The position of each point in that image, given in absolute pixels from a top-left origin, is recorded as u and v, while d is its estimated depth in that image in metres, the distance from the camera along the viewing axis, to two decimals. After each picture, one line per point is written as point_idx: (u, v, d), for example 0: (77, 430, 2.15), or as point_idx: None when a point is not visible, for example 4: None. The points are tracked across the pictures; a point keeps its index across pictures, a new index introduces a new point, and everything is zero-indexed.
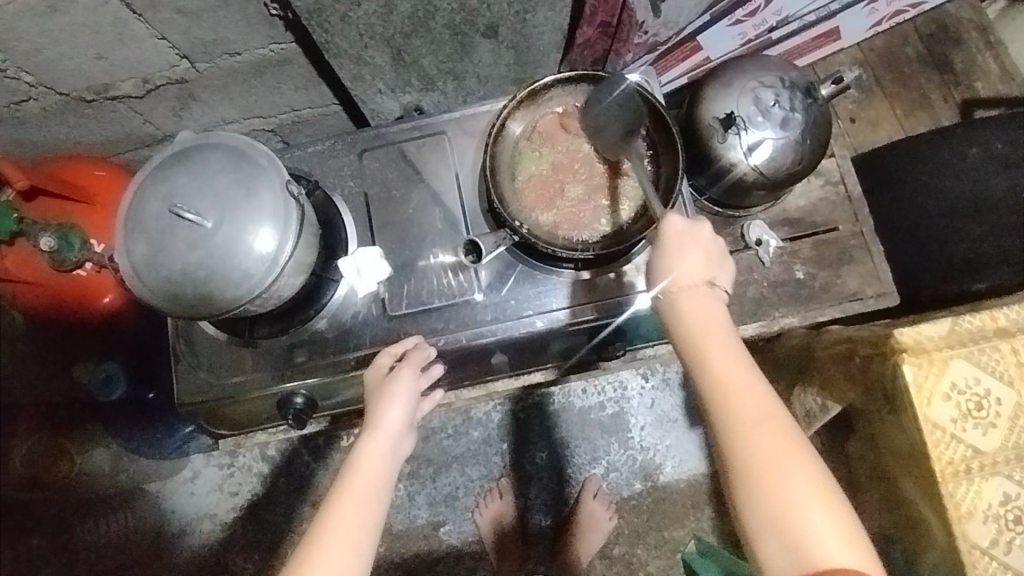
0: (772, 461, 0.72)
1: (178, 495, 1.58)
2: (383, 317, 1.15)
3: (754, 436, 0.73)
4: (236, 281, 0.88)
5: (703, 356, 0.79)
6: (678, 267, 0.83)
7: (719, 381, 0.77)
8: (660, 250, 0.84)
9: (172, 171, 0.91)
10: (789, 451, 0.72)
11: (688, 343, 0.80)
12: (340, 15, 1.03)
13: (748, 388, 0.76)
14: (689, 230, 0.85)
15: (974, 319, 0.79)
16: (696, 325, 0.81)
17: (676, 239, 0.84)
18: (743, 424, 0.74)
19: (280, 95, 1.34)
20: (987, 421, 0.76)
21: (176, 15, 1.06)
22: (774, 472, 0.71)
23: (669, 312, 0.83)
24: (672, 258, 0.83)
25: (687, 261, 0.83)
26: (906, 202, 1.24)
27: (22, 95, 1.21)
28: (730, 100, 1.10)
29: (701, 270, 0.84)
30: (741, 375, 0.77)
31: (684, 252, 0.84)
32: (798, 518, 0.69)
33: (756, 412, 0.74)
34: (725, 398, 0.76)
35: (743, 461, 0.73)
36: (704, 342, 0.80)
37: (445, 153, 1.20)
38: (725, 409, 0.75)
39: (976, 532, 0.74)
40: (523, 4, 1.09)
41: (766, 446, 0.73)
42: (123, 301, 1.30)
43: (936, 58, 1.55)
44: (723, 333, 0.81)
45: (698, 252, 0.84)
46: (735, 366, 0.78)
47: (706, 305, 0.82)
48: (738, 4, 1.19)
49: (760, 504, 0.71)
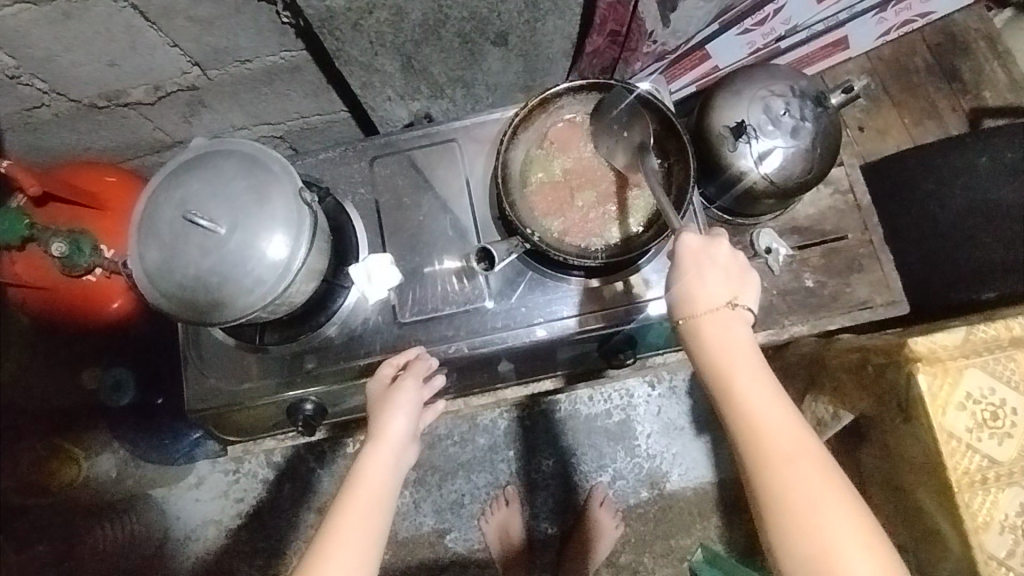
0: (804, 491, 0.72)
1: (182, 501, 1.57)
2: (393, 324, 1.15)
3: (784, 465, 0.74)
4: (249, 287, 0.88)
5: (730, 383, 0.79)
6: (699, 292, 0.83)
7: (745, 409, 0.78)
8: (677, 276, 0.84)
9: (186, 177, 0.92)
10: (820, 480, 0.73)
11: (713, 370, 0.81)
12: (352, 23, 1.03)
13: (773, 412, 0.77)
14: (709, 253, 0.84)
15: (988, 328, 0.79)
16: (721, 351, 0.81)
17: (692, 259, 0.83)
18: (772, 454, 0.75)
19: (290, 102, 1.34)
20: (1003, 431, 0.76)
21: (189, 22, 1.07)
22: (805, 502, 0.72)
23: (693, 340, 0.83)
24: (693, 283, 0.83)
25: (709, 286, 0.83)
26: (916, 210, 1.24)
27: (35, 101, 1.22)
28: (740, 108, 1.10)
29: (722, 291, 0.83)
30: (770, 404, 0.78)
31: (703, 276, 0.83)
32: (831, 549, 0.70)
33: (785, 441, 0.75)
34: (754, 427, 0.77)
35: (772, 490, 0.73)
36: (729, 367, 0.80)
37: (455, 160, 1.20)
38: (754, 438, 0.76)
39: (992, 542, 0.74)
40: (533, 12, 1.09)
41: (797, 476, 0.73)
42: (130, 307, 1.28)
43: (944, 67, 1.55)
44: (749, 358, 0.81)
45: (718, 275, 0.83)
46: (762, 393, 0.79)
47: (730, 331, 0.82)
48: (748, 14, 1.20)
49: (792, 533, 0.72)
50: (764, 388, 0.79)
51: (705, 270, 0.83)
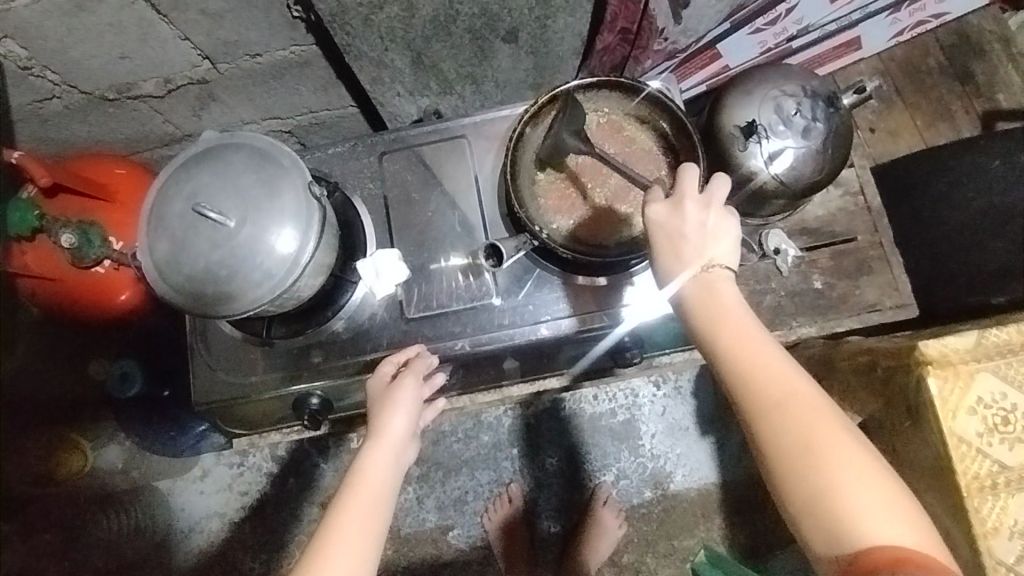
0: (804, 438, 0.71)
1: (186, 494, 1.59)
2: (400, 320, 1.15)
3: (782, 414, 0.73)
4: (257, 281, 0.88)
5: (717, 339, 0.77)
6: (675, 257, 0.81)
7: (738, 363, 0.76)
8: (654, 243, 0.83)
9: (196, 170, 0.92)
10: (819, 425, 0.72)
11: (702, 331, 0.79)
12: (363, 18, 1.03)
13: (766, 361, 0.75)
14: (679, 218, 0.83)
15: (1001, 332, 0.78)
16: (707, 312, 0.79)
17: (664, 225, 0.83)
18: (769, 404, 0.73)
19: (300, 96, 1.34)
20: (1014, 436, 0.75)
21: (201, 16, 1.07)
22: (807, 450, 0.71)
23: (677, 302, 0.81)
24: (666, 251, 0.81)
25: (683, 247, 0.81)
26: (927, 212, 1.24)
27: (47, 94, 1.22)
28: (751, 107, 1.10)
29: (699, 249, 0.80)
30: (761, 354, 0.76)
31: (677, 236, 0.82)
32: (840, 494, 0.69)
33: (780, 389, 0.74)
34: (746, 381, 0.75)
35: (773, 441, 0.73)
36: (716, 325, 0.78)
37: (464, 157, 1.20)
38: (747, 390, 0.75)
39: (1001, 548, 0.74)
40: (544, 10, 1.09)
41: (796, 426, 0.72)
42: (138, 301, 1.28)
43: (957, 69, 1.54)
44: (734, 312, 0.78)
45: (693, 234, 0.81)
46: (751, 344, 0.77)
47: (714, 290, 0.80)
48: (759, 14, 1.20)
49: (798, 481, 0.71)
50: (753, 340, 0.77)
51: (678, 234, 0.82)
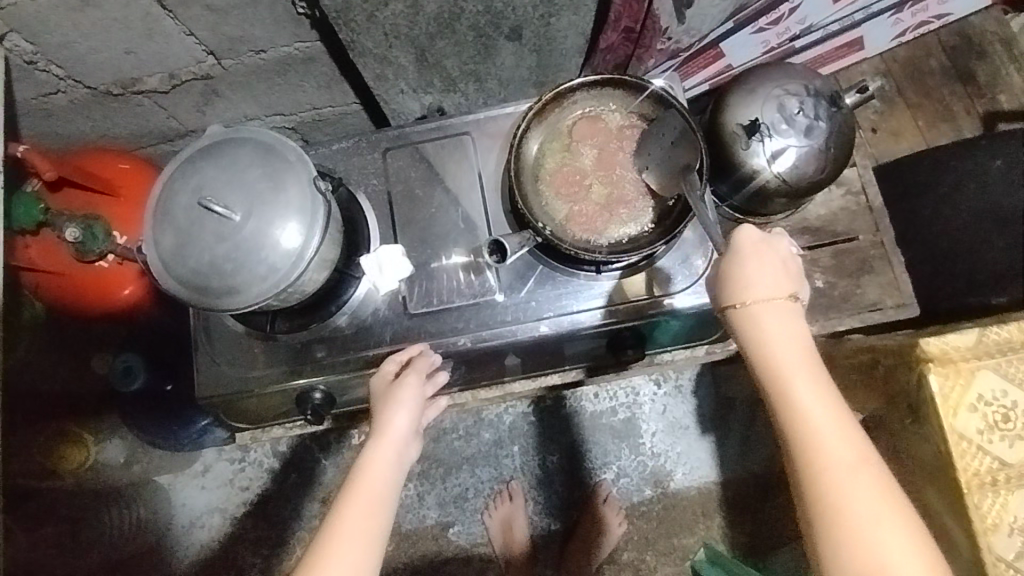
0: (861, 507, 0.70)
1: (188, 489, 1.63)
2: (402, 316, 1.15)
3: (844, 477, 0.72)
4: (262, 274, 0.89)
5: (783, 381, 0.78)
6: (753, 282, 0.81)
7: (799, 412, 0.76)
8: (733, 261, 0.83)
9: (202, 163, 0.92)
10: (880, 497, 0.71)
11: (769, 366, 0.79)
12: (367, 15, 1.03)
13: (828, 417, 0.75)
14: (767, 249, 0.83)
15: (1001, 330, 0.78)
16: (775, 345, 0.79)
17: (750, 251, 0.83)
18: (833, 468, 0.73)
19: (304, 93, 1.35)
20: (1014, 433, 0.76)
21: (206, 12, 1.07)
22: (863, 519, 0.70)
23: (744, 326, 0.81)
24: (747, 274, 0.81)
25: (766, 276, 0.81)
26: (929, 213, 1.24)
27: (51, 88, 1.22)
28: (754, 106, 1.10)
29: (780, 285, 0.81)
30: (826, 412, 0.75)
31: (761, 264, 0.82)
32: (885, 569, 0.67)
33: (846, 454, 0.73)
34: (808, 436, 0.75)
35: (828, 503, 0.71)
36: (785, 366, 0.78)
37: (468, 154, 1.20)
38: (807, 448, 0.74)
39: (1001, 544, 0.74)
40: (548, 8, 1.09)
41: (850, 485, 0.71)
42: (142, 295, 1.28)
43: (959, 70, 1.54)
44: (809, 361, 0.79)
45: (775, 270, 0.82)
46: (820, 399, 0.76)
47: (787, 327, 0.80)
48: (762, 13, 1.20)
49: (841, 545, 0.70)
50: (822, 396, 0.77)
51: (763, 265, 0.82)
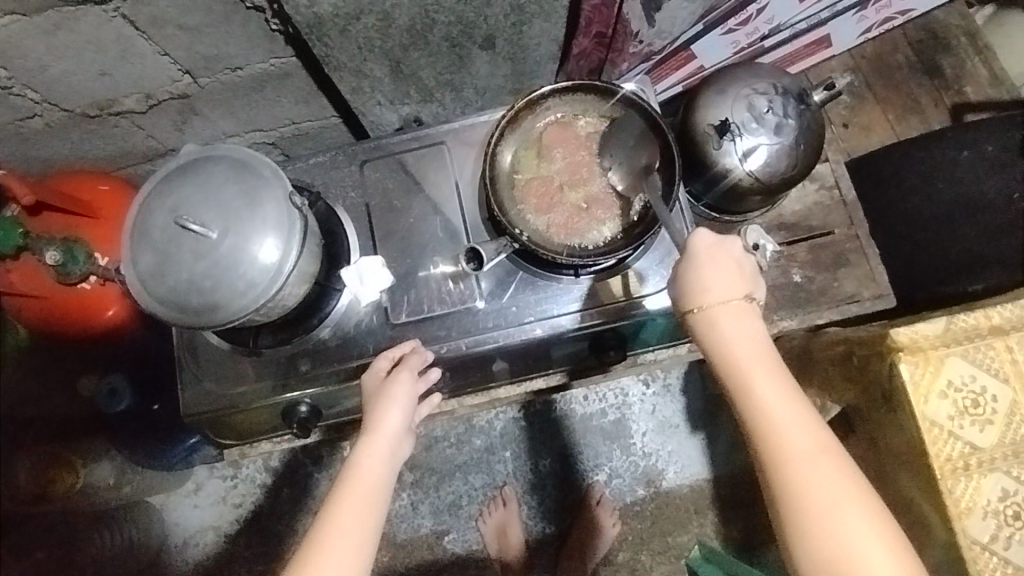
0: (824, 498, 0.71)
1: (179, 507, 1.62)
2: (385, 326, 1.16)
3: (807, 470, 0.73)
4: (241, 290, 0.89)
5: (743, 380, 0.79)
6: (708, 284, 0.83)
7: (759, 408, 0.77)
8: (689, 265, 0.84)
9: (177, 183, 0.93)
10: (842, 487, 0.72)
11: (728, 366, 0.80)
12: (340, 29, 1.04)
13: (789, 412, 0.76)
14: (723, 249, 0.85)
15: (968, 317, 0.80)
16: (732, 345, 0.81)
17: (704, 252, 0.84)
18: (795, 462, 0.73)
19: (282, 108, 1.36)
20: (984, 418, 0.77)
21: (180, 31, 1.08)
22: (828, 510, 0.71)
23: (703, 329, 0.83)
24: (701, 277, 0.83)
25: (720, 277, 0.83)
26: (902, 205, 1.26)
27: (27, 112, 1.23)
28: (724, 106, 1.11)
29: (734, 285, 0.83)
30: (786, 408, 0.76)
31: (716, 265, 0.83)
32: (848, 557, 0.69)
33: (807, 446, 0.74)
34: (771, 433, 0.75)
35: (793, 497, 0.72)
36: (743, 364, 0.80)
37: (445, 163, 1.21)
38: (772, 444, 0.75)
39: (975, 527, 0.75)
40: (519, 16, 1.11)
41: (812, 478, 0.72)
42: (125, 315, 1.30)
43: (926, 64, 1.57)
44: (767, 358, 0.80)
45: (730, 270, 0.84)
46: (781, 396, 0.77)
47: (744, 327, 0.82)
48: (730, 14, 1.22)
49: (808, 536, 0.71)
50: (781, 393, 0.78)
51: (717, 266, 0.83)
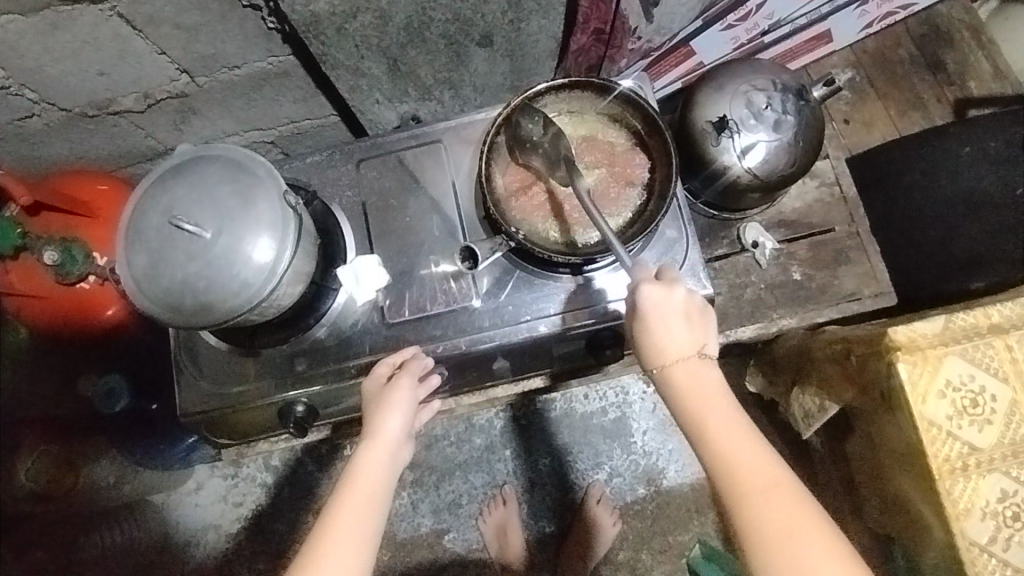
0: (778, 526, 0.72)
1: (181, 506, 1.59)
2: (382, 325, 1.15)
3: (762, 505, 0.74)
4: (235, 290, 0.89)
5: (701, 427, 0.82)
6: (664, 340, 0.86)
7: (717, 453, 0.79)
8: (643, 325, 0.88)
9: (171, 182, 0.93)
10: (799, 516, 0.73)
11: (688, 417, 0.83)
12: (336, 28, 1.04)
13: (744, 452, 0.79)
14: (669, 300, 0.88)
15: (967, 315, 0.79)
16: (692, 393, 0.84)
17: (653, 308, 0.87)
18: (752, 498, 0.75)
19: (280, 107, 1.35)
20: (983, 417, 0.77)
21: (176, 30, 1.08)
22: (786, 541, 0.72)
23: (665, 384, 0.87)
24: (653, 334, 0.87)
25: (673, 331, 0.87)
26: (903, 202, 1.25)
27: (26, 112, 1.23)
28: (722, 103, 1.10)
29: (686, 337, 0.87)
30: (744, 449, 0.79)
31: (665, 320, 0.87)
32: None
33: (760, 476, 0.76)
34: (727, 473, 0.78)
35: (754, 534, 0.73)
36: (701, 414, 0.83)
37: (442, 161, 1.20)
38: (731, 478, 0.77)
39: (974, 529, 0.75)
40: (516, 13, 1.10)
41: (769, 510, 0.74)
42: (124, 314, 1.31)
43: (929, 59, 1.55)
44: (722, 402, 0.83)
45: (680, 322, 0.87)
46: (733, 436, 0.80)
47: (701, 376, 0.86)
48: (730, 10, 1.21)
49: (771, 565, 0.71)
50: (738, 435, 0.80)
51: (667, 317, 0.87)
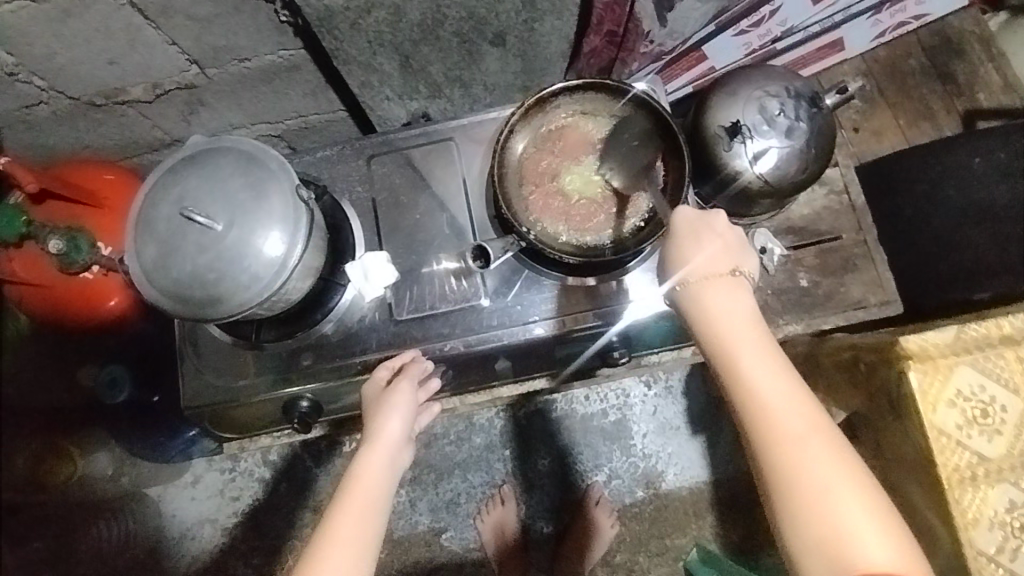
0: (809, 461, 0.71)
1: (178, 500, 1.60)
2: (389, 322, 1.15)
3: (792, 438, 0.72)
4: (245, 283, 0.89)
5: (727, 350, 0.78)
6: (696, 260, 0.83)
7: (746, 378, 0.76)
8: (677, 245, 0.85)
9: (183, 173, 0.93)
10: (828, 454, 0.71)
11: (716, 337, 0.80)
12: (350, 23, 1.04)
13: (774, 382, 0.76)
14: (705, 226, 0.86)
15: (979, 326, 0.79)
16: (720, 314, 0.81)
17: (688, 229, 0.86)
18: (783, 430, 0.72)
19: (289, 101, 1.35)
20: (992, 428, 0.77)
21: (189, 21, 1.07)
22: (813, 474, 0.70)
23: (692, 304, 0.82)
24: (688, 253, 0.84)
25: (707, 253, 0.84)
26: (911, 211, 1.25)
27: (34, 99, 1.22)
28: (736, 108, 1.11)
29: (723, 259, 0.84)
30: (772, 377, 0.76)
31: (701, 243, 0.84)
32: (836, 520, 0.68)
33: (790, 410, 0.73)
34: (756, 402, 0.75)
35: (781, 467, 0.71)
36: (732, 337, 0.79)
37: (453, 159, 1.20)
38: (759, 409, 0.74)
39: (982, 539, 0.75)
40: (531, 13, 1.10)
41: (800, 443, 0.72)
42: (128, 305, 1.28)
43: (938, 69, 1.56)
44: (755, 337, 0.79)
45: (716, 244, 0.84)
46: (764, 365, 0.77)
47: (732, 298, 0.82)
48: (744, 15, 1.21)
49: (795, 502, 0.70)
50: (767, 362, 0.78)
51: (702, 240, 0.84)
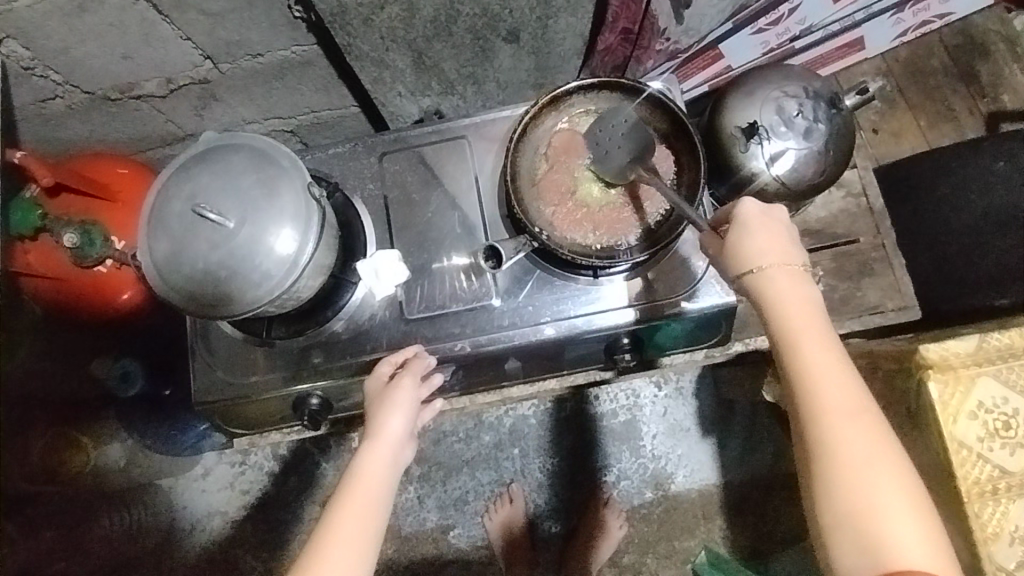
0: (856, 450, 0.70)
1: (189, 492, 1.59)
2: (399, 320, 1.15)
3: (843, 425, 0.71)
4: (257, 281, 0.89)
5: (788, 332, 0.76)
6: (762, 248, 0.80)
7: (805, 363, 0.74)
8: (745, 231, 0.82)
9: (196, 169, 0.92)
10: (876, 446, 0.70)
11: (780, 320, 0.77)
12: (363, 18, 1.03)
13: (832, 369, 0.74)
14: (770, 218, 0.83)
15: (1002, 336, 0.79)
16: (784, 300, 0.78)
17: (756, 218, 0.82)
18: (834, 417, 0.71)
19: (301, 96, 1.34)
20: (1015, 441, 0.77)
21: (202, 16, 1.07)
22: (860, 462, 0.69)
23: (756, 287, 0.80)
24: (754, 241, 0.81)
25: (773, 242, 0.81)
26: (931, 215, 1.24)
27: (49, 93, 1.22)
28: (753, 108, 1.09)
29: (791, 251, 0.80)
30: (831, 364, 0.74)
31: (768, 233, 0.81)
32: (876, 510, 0.67)
33: (844, 399, 0.72)
34: (812, 386, 0.73)
35: (828, 451, 0.71)
36: (793, 322, 0.76)
37: (465, 157, 1.19)
38: (812, 394, 0.73)
39: (1001, 554, 0.75)
40: (545, 10, 1.08)
41: (850, 431, 0.71)
42: (141, 298, 1.29)
43: (961, 70, 1.53)
44: (818, 325, 0.76)
45: (783, 235, 0.81)
46: (824, 351, 0.75)
47: (796, 287, 0.79)
48: (762, 13, 1.19)
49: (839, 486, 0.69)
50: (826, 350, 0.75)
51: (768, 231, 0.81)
